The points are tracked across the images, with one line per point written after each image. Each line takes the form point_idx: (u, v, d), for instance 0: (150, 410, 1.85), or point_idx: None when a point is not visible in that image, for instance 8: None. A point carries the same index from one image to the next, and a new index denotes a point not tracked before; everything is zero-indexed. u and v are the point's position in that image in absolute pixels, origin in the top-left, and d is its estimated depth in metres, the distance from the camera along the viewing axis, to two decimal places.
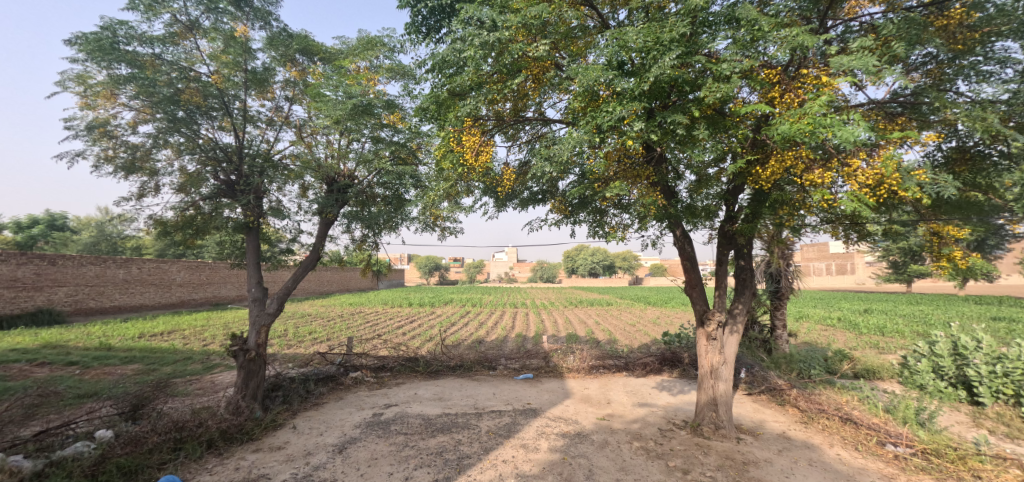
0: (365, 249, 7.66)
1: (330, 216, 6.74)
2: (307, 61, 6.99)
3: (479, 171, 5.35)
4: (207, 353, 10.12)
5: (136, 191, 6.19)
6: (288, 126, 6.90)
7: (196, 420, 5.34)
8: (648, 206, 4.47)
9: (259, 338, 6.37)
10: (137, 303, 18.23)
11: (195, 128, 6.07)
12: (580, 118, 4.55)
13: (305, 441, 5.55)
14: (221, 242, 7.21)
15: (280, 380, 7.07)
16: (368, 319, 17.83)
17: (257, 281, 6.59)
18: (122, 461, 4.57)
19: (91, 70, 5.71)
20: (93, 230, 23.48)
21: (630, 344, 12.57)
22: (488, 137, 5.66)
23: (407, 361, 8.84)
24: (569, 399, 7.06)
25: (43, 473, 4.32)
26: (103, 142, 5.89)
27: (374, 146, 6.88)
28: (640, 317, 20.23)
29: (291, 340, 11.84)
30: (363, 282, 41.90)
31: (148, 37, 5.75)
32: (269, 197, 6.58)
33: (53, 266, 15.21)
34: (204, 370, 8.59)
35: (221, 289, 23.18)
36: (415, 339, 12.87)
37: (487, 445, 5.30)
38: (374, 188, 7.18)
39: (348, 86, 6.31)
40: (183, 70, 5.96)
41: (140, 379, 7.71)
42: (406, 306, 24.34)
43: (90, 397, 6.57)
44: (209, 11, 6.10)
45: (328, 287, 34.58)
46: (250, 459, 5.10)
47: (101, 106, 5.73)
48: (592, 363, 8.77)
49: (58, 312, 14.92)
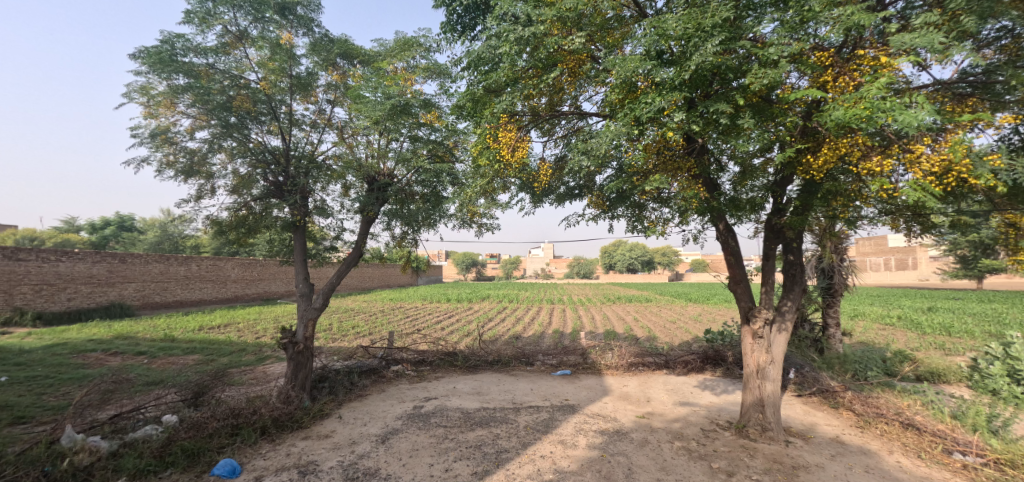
0: (405, 246, 7.84)
1: (371, 215, 6.94)
2: (347, 65, 7.21)
3: (516, 167, 5.37)
4: (258, 345, 10.68)
5: (194, 193, 6.60)
6: (330, 128, 7.14)
7: (251, 408, 5.64)
8: (690, 199, 4.33)
9: (307, 332, 6.66)
10: (196, 298, 19.44)
11: (246, 133, 6.40)
12: (618, 110, 4.46)
13: (350, 430, 5.76)
14: (270, 240, 7.57)
15: (327, 372, 7.36)
16: (407, 315, 18.23)
17: (304, 277, 6.89)
18: (186, 444, 4.91)
19: (153, 81, 6.11)
20: (157, 230, 25.23)
21: (670, 342, 12.29)
22: (524, 132, 5.66)
23: (446, 356, 9.00)
24: (607, 397, 6.97)
25: (118, 453, 4.70)
26: (164, 149, 6.31)
27: (413, 145, 7.03)
28: (682, 314, 19.69)
29: (336, 334, 12.32)
30: (403, 278, 42.89)
31: (202, 48, 6.08)
32: (314, 197, 6.85)
33: (124, 264, 16.45)
34: (256, 361, 9.07)
35: (272, 285, 24.39)
36: (453, 334, 13.07)
37: (526, 440, 5.32)
38: (413, 186, 7.32)
39: (386, 87, 6.45)
40: (234, 78, 6.29)
41: (200, 369, 8.24)
42: (444, 302, 24.72)
43: (157, 384, 7.09)
44: (257, 20, 6.39)
45: (370, 283, 35.68)
46: (300, 446, 5.34)
47: (162, 114, 6.13)
48: (630, 360, 8.63)
49: (128, 306, 16.14)
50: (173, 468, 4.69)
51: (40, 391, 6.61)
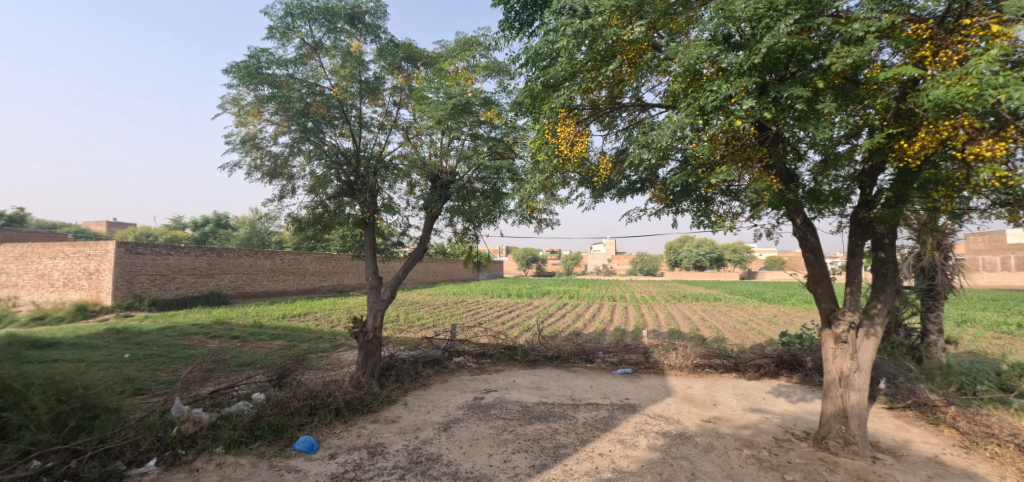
0: (466, 242, 8.02)
1: (435, 211, 7.20)
2: (412, 68, 7.47)
3: (575, 162, 5.32)
4: (333, 333, 11.44)
5: (278, 193, 7.18)
6: (396, 129, 7.46)
7: (327, 390, 6.06)
8: (762, 192, 4.05)
9: (376, 322, 7.03)
10: (280, 289, 21.19)
11: (322, 136, 6.86)
12: (682, 100, 4.28)
13: (414, 417, 6.02)
14: (343, 236, 8.04)
15: (394, 361, 7.73)
16: (469, 309, 18.68)
17: (373, 270, 7.27)
18: (272, 420, 5.36)
19: (243, 93, 6.70)
20: (247, 227, 27.77)
21: (741, 344, 11.61)
22: (583, 127, 5.58)
23: (506, 350, 9.13)
24: (671, 398, 6.72)
25: (216, 424, 5.27)
26: (252, 153, 6.91)
27: (473, 143, 7.18)
28: (755, 315, 18.49)
29: (402, 325, 12.90)
30: (465, 273, 43.85)
31: (283, 60, 6.58)
32: (382, 195, 7.21)
33: (221, 257, 18.24)
34: (332, 348, 9.73)
35: (345, 278, 25.98)
36: (513, 329, 13.21)
37: (584, 436, 5.28)
38: (474, 184, 7.47)
39: (448, 88, 6.61)
40: (311, 86, 6.75)
41: (283, 353, 8.97)
42: (505, 296, 25.05)
43: (248, 365, 7.82)
44: (330, 31, 6.80)
45: (434, 277, 36.95)
46: (370, 429, 5.66)
47: (250, 122, 6.72)
48: (696, 361, 8.25)
49: (224, 295, 17.92)
50: (260, 441, 5.16)
51: (155, 367, 7.54)
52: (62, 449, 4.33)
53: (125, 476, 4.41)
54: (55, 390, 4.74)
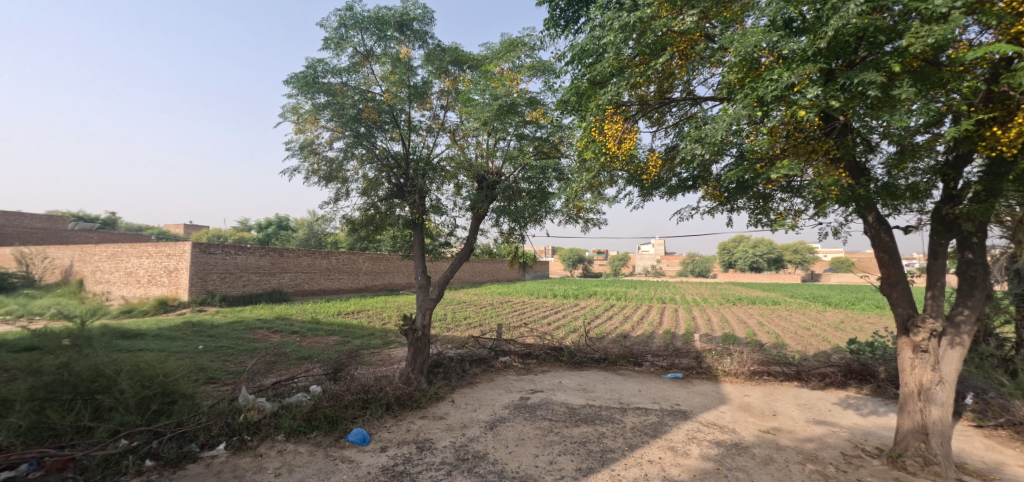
0: (512, 242, 8.04)
1: (481, 212, 7.26)
2: (458, 71, 7.57)
3: (623, 160, 5.19)
4: (384, 331, 11.82)
5: (333, 196, 7.50)
6: (444, 132, 7.60)
7: (379, 385, 6.26)
8: (829, 187, 3.77)
9: (425, 320, 7.19)
10: (335, 288, 22.17)
11: (374, 141, 7.10)
12: (738, 92, 4.06)
13: (461, 414, 6.09)
14: (393, 237, 8.26)
15: (442, 358, 7.86)
16: (515, 309, 18.75)
17: (422, 270, 7.44)
18: (328, 411, 5.60)
19: (301, 102, 7.04)
20: (306, 228, 29.32)
21: (803, 351, 10.92)
22: (631, 123, 5.44)
23: (552, 351, 9.07)
24: (726, 406, 6.41)
25: (278, 413, 5.58)
26: (310, 159, 7.25)
27: (519, 143, 7.19)
28: (819, 320, 17.31)
29: (450, 324, 13.12)
30: (511, 273, 44.09)
31: (337, 69, 6.85)
32: (430, 196, 7.35)
33: (282, 257, 19.31)
34: (383, 345, 10.05)
35: (395, 277, 26.81)
36: (559, 330, 13.10)
37: (632, 442, 5.13)
38: (520, 184, 7.44)
39: (493, 89, 6.65)
40: (363, 93, 6.99)
41: (338, 349, 9.37)
42: (551, 297, 24.94)
43: (306, 359, 8.23)
44: (380, 39, 7.02)
45: (480, 277, 37.39)
46: (419, 424, 5.79)
47: (308, 129, 7.05)
48: (754, 367, 7.83)
49: (285, 293, 19.00)
50: (317, 431, 5.41)
51: (225, 358, 8.10)
52: (145, 430, 4.74)
53: (198, 459, 4.77)
54: (140, 376, 5.18)
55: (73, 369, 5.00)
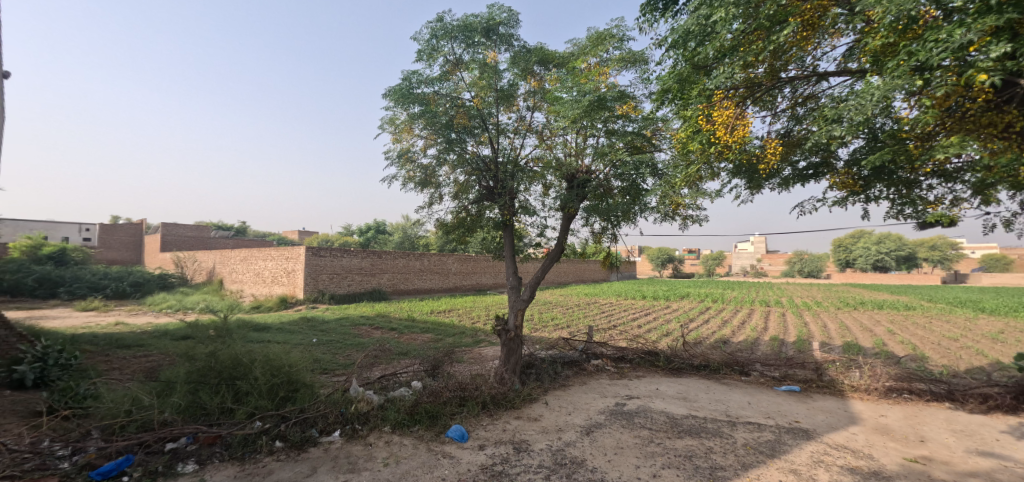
0: (603, 242, 7.74)
1: (572, 211, 7.13)
2: (544, 70, 7.43)
3: (734, 149, 5.00)
4: (475, 329, 12.13)
5: (427, 200, 7.82)
6: (531, 133, 7.57)
7: (475, 384, 6.41)
8: (1009, 165, 3.40)
9: (517, 321, 7.23)
10: (427, 288, 23.34)
11: (465, 146, 7.29)
12: (885, 59, 3.87)
13: (556, 417, 6.02)
14: (483, 238, 8.40)
15: (534, 359, 7.84)
16: (603, 310, 18.30)
17: (512, 270, 7.50)
18: (428, 407, 5.83)
19: (397, 112, 7.33)
20: (401, 232, 31.28)
21: (950, 366, 9.28)
22: (743, 108, 5.18)
23: (646, 355, 8.65)
24: (857, 427, 5.62)
25: (384, 406, 5.93)
26: (407, 166, 7.64)
27: (609, 139, 6.90)
28: (970, 330, 14.64)
29: (537, 325, 13.12)
30: (596, 273, 43.30)
31: (430, 79, 7.07)
32: (519, 197, 7.38)
33: (381, 258, 20.70)
34: (474, 343, 10.32)
35: (483, 278, 27.54)
36: (652, 332, 12.48)
37: (746, 460, 4.68)
38: (611, 181, 7.09)
39: (581, 85, 6.51)
40: (455, 100, 7.18)
41: (433, 346, 9.77)
42: (640, 298, 23.93)
43: (405, 355, 8.69)
44: (469, 46, 7.14)
45: (565, 278, 37.16)
46: (514, 424, 5.82)
47: (404, 139, 7.39)
48: (889, 383, 6.79)
49: (384, 292, 20.37)
50: (418, 425, 5.66)
51: (335, 351, 8.82)
52: (275, 414, 5.29)
53: (318, 443, 5.21)
54: (270, 365, 5.79)
55: (218, 357, 5.72)
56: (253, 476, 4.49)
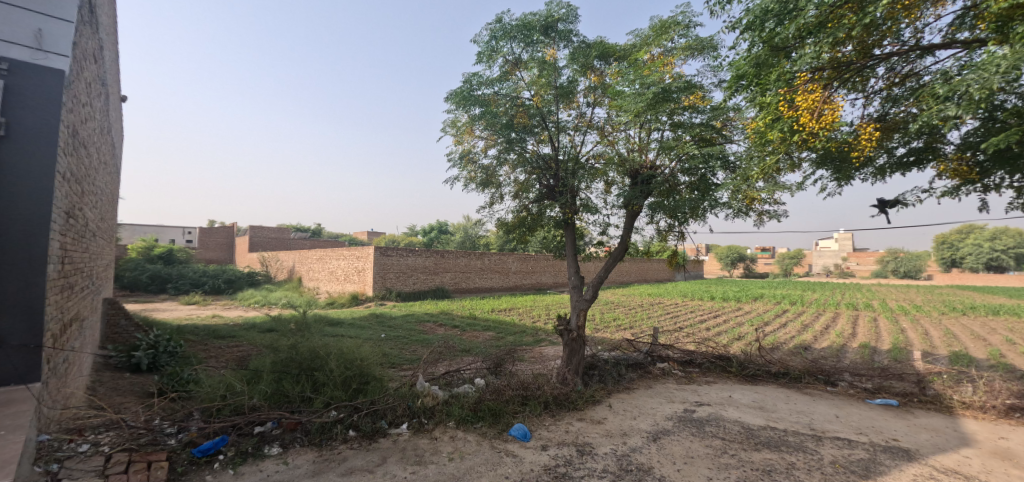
0: (670, 239, 7.40)
1: (636, 208, 6.90)
2: (604, 65, 7.25)
3: (822, 136, 4.70)
4: (535, 329, 12.13)
5: (488, 200, 7.91)
6: (593, 129, 7.41)
7: (537, 384, 6.39)
8: None
9: (579, 321, 7.12)
10: (488, 286, 23.68)
11: (525, 145, 7.30)
12: (1011, 25, 3.63)
13: (620, 421, 5.86)
14: (544, 238, 8.35)
15: (596, 360, 7.67)
16: (667, 311, 17.60)
17: (574, 270, 7.39)
18: (491, 405, 5.90)
19: (459, 115, 7.46)
20: (462, 233, 32.04)
21: None
22: (833, 91, 4.86)
23: (717, 360, 8.18)
24: (969, 449, 4.96)
25: (449, 402, 6.08)
26: (468, 167, 7.76)
27: (675, 132, 6.60)
28: None
29: (599, 325, 12.86)
30: (659, 273, 41.82)
31: (489, 80, 7.11)
32: (581, 195, 7.27)
33: (443, 258, 21.26)
34: (535, 342, 10.31)
35: (543, 277, 27.49)
36: (722, 336, 11.80)
37: (833, 479, 4.28)
38: (678, 176, 6.78)
39: (644, 77, 6.27)
40: (514, 99, 7.18)
41: (495, 344, 9.88)
42: (708, 299, 22.75)
43: (468, 352, 8.86)
44: (527, 45, 7.11)
45: (627, 277, 36.21)
46: (577, 426, 5.74)
47: (465, 140, 7.51)
48: (1011, 401, 5.93)
49: (447, 290, 20.95)
50: (482, 422, 5.73)
51: (402, 347, 9.18)
52: (348, 404, 5.59)
53: (387, 435, 5.44)
54: (343, 359, 6.13)
55: (299, 350, 6.14)
56: (330, 463, 4.78)
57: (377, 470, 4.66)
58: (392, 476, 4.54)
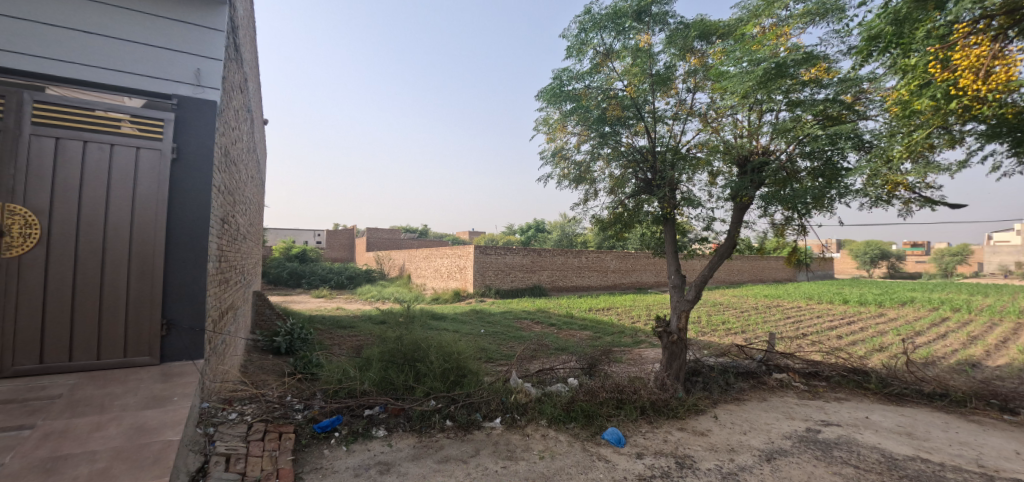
0: (788, 234, 6.57)
1: (745, 200, 6.23)
2: (706, 45, 6.67)
3: (996, 101, 3.88)
4: (634, 329, 11.60)
5: (582, 197, 7.76)
6: (694, 117, 6.86)
7: (633, 387, 6.08)
8: None
9: (680, 323, 6.66)
10: (586, 285, 23.31)
11: (619, 138, 7.02)
12: None
13: (727, 435, 5.33)
14: (642, 234, 7.94)
15: (700, 366, 7.10)
16: (789, 315, 15.68)
17: (675, 268, 6.93)
18: (584, 406, 5.75)
19: (551, 112, 7.41)
20: (559, 230, 31.94)
21: None
22: (1010, 44, 3.92)
23: (851, 373, 7.07)
24: None
25: (541, 400, 6.07)
26: (561, 164, 7.69)
27: (793, 112, 5.83)
28: None
29: (706, 328, 11.90)
30: (781, 273, 37.52)
31: (580, 74, 6.94)
32: (681, 188, 6.78)
33: (541, 256, 21.36)
34: (633, 344, 9.87)
35: (644, 276, 26.28)
36: (857, 345, 10.19)
37: None
38: (797, 162, 5.99)
39: (753, 53, 5.63)
40: (607, 91, 6.91)
41: (591, 344, 9.68)
42: (840, 302, 19.79)
43: (563, 351, 8.79)
44: (619, 33, 6.80)
45: (740, 276, 33.12)
46: (677, 436, 5.36)
47: (557, 137, 7.44)
48: None
49: (544, 288, 21.07)
50: (574, 423, 5.63)
51: (499, 343, 9.42)
52: (446, 396, 5.86)
53: (481, 428, 5.61)
54: (442, 352, 6.46)
55: (403, 341, 6.60)
56: (428, 449, 5.07)
57: (470, 461, 4.83)
58: (484, 468, 4.66)
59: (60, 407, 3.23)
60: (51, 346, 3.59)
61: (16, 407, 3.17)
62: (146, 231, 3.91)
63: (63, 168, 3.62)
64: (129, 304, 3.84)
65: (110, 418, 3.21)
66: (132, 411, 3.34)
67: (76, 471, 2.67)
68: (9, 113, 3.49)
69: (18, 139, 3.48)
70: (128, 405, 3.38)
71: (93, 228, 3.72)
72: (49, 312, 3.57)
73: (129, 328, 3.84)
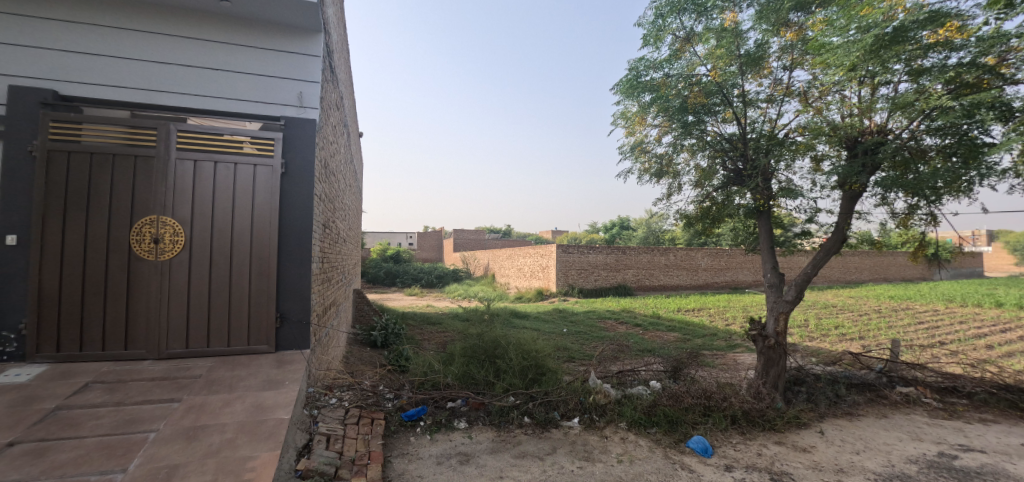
0: (913, 226, 5.64)
1: (856, 188, 5.47)
2: (803, 16, 5.97)
3: None
4: (729, 332, 10.76)
5: (664, 191, 7.38)
6: (792, 97, 6.19)
7: (722, 393, 5.63)
8: None
9: (779, 326, 6.06)
10: (675, 284, 22.09)
11: (703, 126, 6.58)
12: None
13: (836, 453, 4.73)
14: (733, 229, 7.33)
15: (804, 374, 6.39)
16: (923, 319, 13.45)
17: (771, 265, 6.31)
18: (667, 411, 5.47)
19: (629, 105, 7.15)
20: (645, 227, 30.60)
21: None
22: None
23: (1006, 390, 5.87)
24: None
25: (621, 402, 5.90)
26: (641, 158, 7.38)
27: (916, 82, 5.00)
28: None
29: (815, 333, 10.65)
30: (915, 269, 32.31)
31: (659, 62, 6.60)
32: (777, 178, 6.16)
33: (625, 255, 20.69)
34: (728, 347, 9.15)
35: (741, 274, 24.23)
36: (1017, 356, 8.43)
37: None
38: (923, 140, 5.13)
39: (862, 19, 4.93)
40: (688, 78, 6.51)
41: (678, 346, 9.16)
42: (992, 304, 16.56)
43: (647, 352, 8.44)
44: (701, 15, 6.37)
45: (860, 275, 29.14)
46: (774, 450, 4.88)
47: (636, 131, 7.16)
48: None
49: (629, 288, 20.38)
50: (656, 428, 5.38)
51: (581, 342, 9.31)
52: (525, 393, 5.93)
53: (559, 426, 5.60)
54: (522, 350, 6.56)
55: (484, 338, 6.82)
56: (506, 444, 5.19)
57: (547, 458, 4.85)
58: (560, 467, 4.65)
59: (200, 385, 3.85)
60: (194, 334, 4.28)
61: (169, 383, 3.84)
62: (262, 236, 4.50)
63: (200, 184, 4.30)
64: (251, 299, 4.44)
65: (236, 396, 3.75)
66: (253, 391, 3.87)
67: (210, 439, 3.16)
68: (161, 143, 4.22)
69: (167, 163, 4.23)
70: (249, 386, 3.93)
71: (222, 234, 4.37)
72: (192, 305, 4.27)
73: (251, 319, 4.44)
